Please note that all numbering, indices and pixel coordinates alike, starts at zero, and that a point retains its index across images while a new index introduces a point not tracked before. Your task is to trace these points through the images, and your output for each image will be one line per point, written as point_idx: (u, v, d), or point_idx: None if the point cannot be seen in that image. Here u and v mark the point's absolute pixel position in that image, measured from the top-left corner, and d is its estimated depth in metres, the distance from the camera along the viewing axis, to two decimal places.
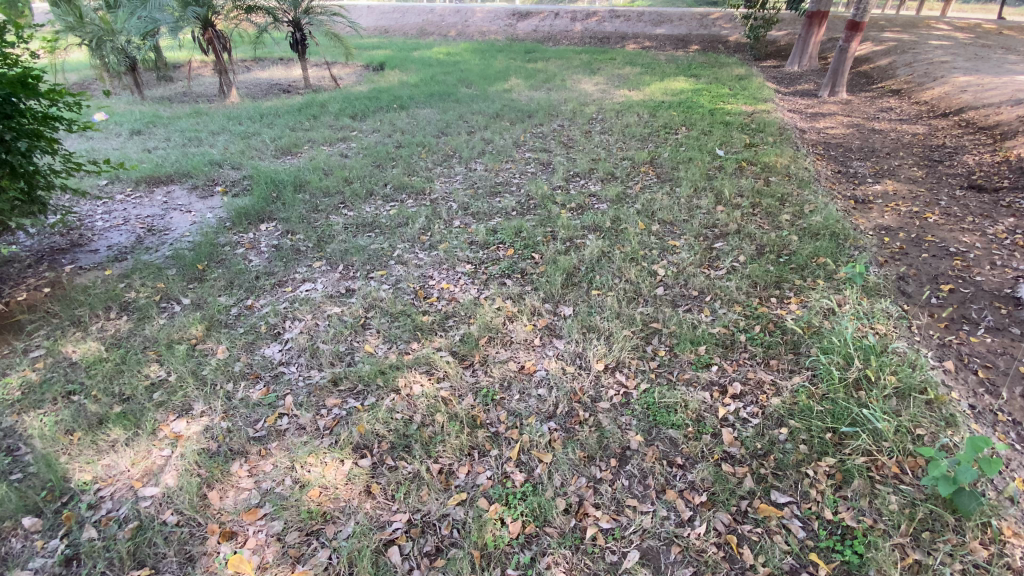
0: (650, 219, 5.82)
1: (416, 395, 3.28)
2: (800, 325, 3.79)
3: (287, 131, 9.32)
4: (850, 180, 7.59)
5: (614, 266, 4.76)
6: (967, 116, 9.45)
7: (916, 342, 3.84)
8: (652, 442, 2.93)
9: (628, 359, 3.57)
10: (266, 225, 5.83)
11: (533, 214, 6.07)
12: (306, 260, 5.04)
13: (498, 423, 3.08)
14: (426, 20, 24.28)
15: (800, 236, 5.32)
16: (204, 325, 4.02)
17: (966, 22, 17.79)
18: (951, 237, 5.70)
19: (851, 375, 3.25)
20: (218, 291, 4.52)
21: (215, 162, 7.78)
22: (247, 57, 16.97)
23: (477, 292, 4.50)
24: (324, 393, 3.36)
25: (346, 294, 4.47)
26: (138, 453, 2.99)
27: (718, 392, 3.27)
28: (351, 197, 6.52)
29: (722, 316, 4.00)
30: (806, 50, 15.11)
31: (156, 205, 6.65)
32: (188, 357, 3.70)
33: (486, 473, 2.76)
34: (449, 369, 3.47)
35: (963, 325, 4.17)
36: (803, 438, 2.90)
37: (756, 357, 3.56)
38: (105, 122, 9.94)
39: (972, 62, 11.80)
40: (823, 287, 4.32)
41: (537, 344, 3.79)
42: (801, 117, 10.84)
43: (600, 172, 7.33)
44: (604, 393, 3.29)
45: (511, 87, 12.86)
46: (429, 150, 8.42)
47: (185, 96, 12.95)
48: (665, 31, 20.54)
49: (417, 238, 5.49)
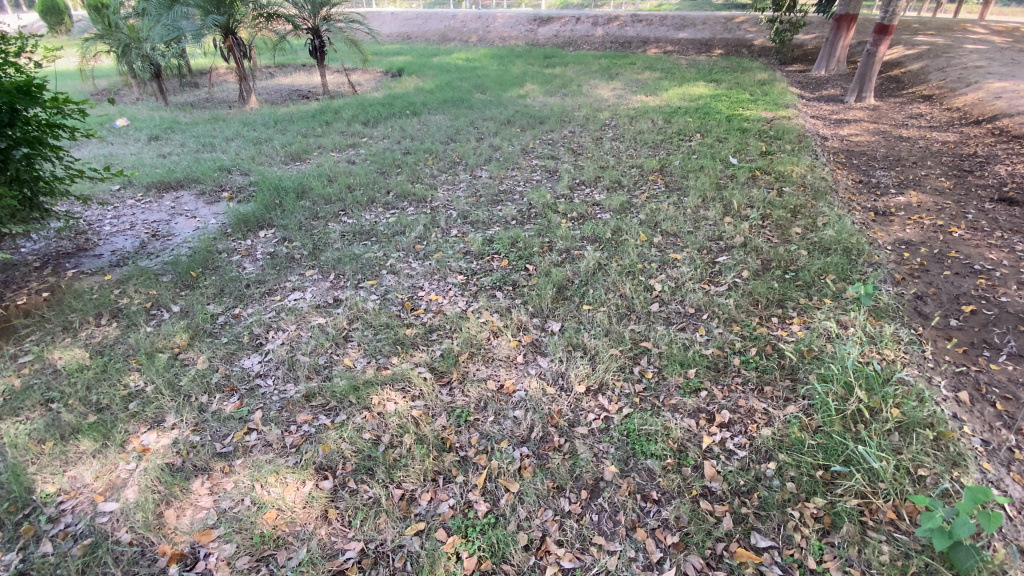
0: (653, 230, 5.62)
1: (388, 413, 3.18)
2: (800, 349, 3.57)
3: (298, 137, 9.41)
4: (872, 190, 7.22)
5: (609, 280, 4.59)
6: (1002, 123, 8.95)
7: (928, 370, 3.57)
8: (628, 473, 2.76)
9: (612, 381, 3.39)
10: (264, 232, 5.84)
11: (533, 224, 5.95)
12: (299, 269, 5.01)
13: (468, 447, 2.95)
14: (448, 26, 24.41)
15: (810, 251, 5.06)
16: (188, 334, 4.02)
17: (1005, 25, 16.97)
18: (977, 253, 5.35)
19: (849, 407, 3.02)
20: (207, 299, 4.52)
21: (224, 168, 7.88)
22: (270, 64, 17.36)
23: (465, 304, 4.39)
24: (296, 409, 3.30)
25: (332, 304, 4.41)
26: (104, 466, 2.97)
27: (705, 419, 3.08)
28: (352, 204, 6.49)
29: (717, 336, 3.81)
30: (834, 53, 14.66)
31: (164, 210, 6.75)
32: (168, 367, 3.69)
33: (449, 501, 2.65)
34: (425, 387, 3.37)
35: (983, 350, 3.87)
36: (791, 475, 2.69)
37: (748, 383, 3.34)
38: (126, 128, 10.23)
39: (1009, 67, 11.22)
40: (829, 307, 4.08)
41: (519, 361, 3.65)
42: (824, 123, 10.45)
43: (606, 180, 7.16)
44: (583, 417, 3.13)
45: (526, 93, 12.76)
46: (435, 156, 8.38)
47: (207, 101, 13.28)
48: (688, 35, 20.16)
49: (412, 247, 5.41)
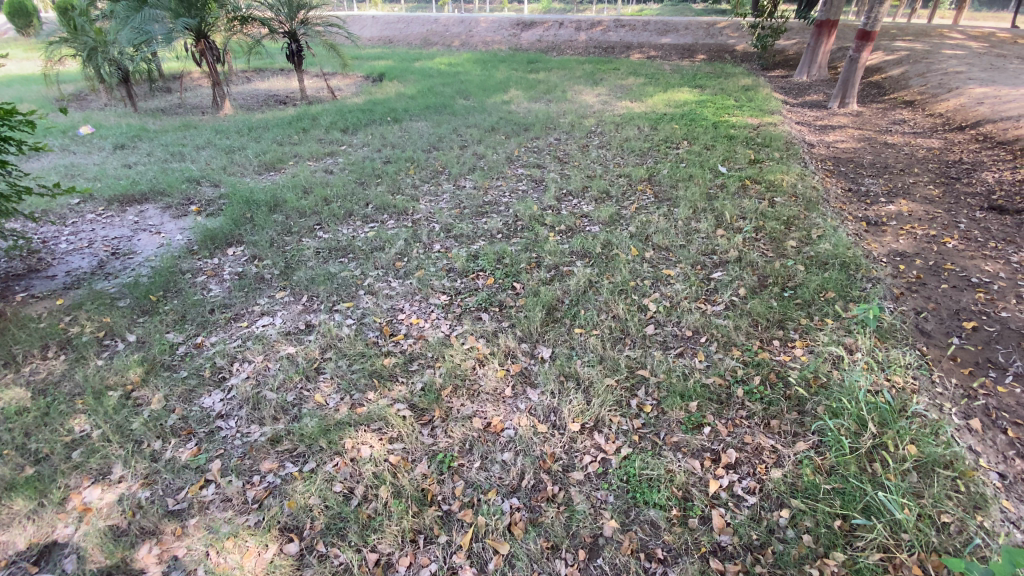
0: (644, 244, 5.40)
1: (363, 460, 2.88)
2: (806, 377, 3.35)
3: (273, 145, 9.03)
4: (861, 199, 7.12)
5: (600, 300, 4.35)
6: (985, 129, 8.96)
7: (937, 395, 3.37)
8: (629, 527, 2.50)
9: (608, 417, 3.13)
10: (233, 249, 5.48)
11: (519, 237, 5.70)
12: (268, 290, 4.67)
13: (451, 499, 2.67)
14: (430, 30, 24.09)
15: (807, 265, 4.88)
16: (143, 368, 3.67)
17: (980, 30, 17.22)
18: (973, 264, 5.23)
19: (863, 444, 2.81)
20: (167, 327, 4.16)
21: (192, 179, 7.47)
22: (246, 68, 16.87)
23: (448, 328, 4.10)
24: (260, 455, 2.98)
25: (304, 331, 4.08)
26: (39, 530, 2.62)
27: (709, 460, 2.84)
28: (329, 218, 6.15)
29: (718, 362, 3.58)
30: (815, 59, 14.66)
31: (126, 225, 6.34)
32: (119, 409, 3.34)
33: (430, 566, 2.36)
34: (403, 427, 3.07)
35: (989, 371, 3.70)
36: (807, 526, 2.46)
37: (754, 416, 3.11)
38: (91, 136, 9.73)
39: (988, 73, 11.32)
40: (832, 328, 3.88)
41: (508, 394, 3.37)
42: (809, 129, 10.39)
43: (594, 191, 6.94)
44: (577, 460, 2.86)
45: (510, 99, 12.52)
46: (417, 165, 8.08)
47: (180, 107, 12.80)
48: (671, 40, 20.15)
49: (392, 265, 5.10)
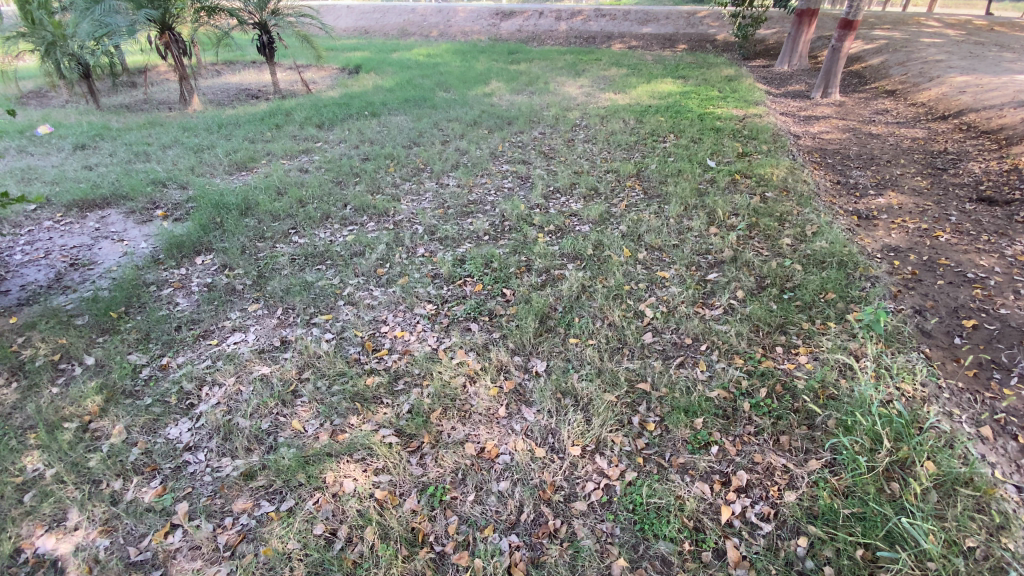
0: (636, 244, 5.22)
1: (347, 496, 2.66)
2: (814, 387, 3.20)
3: (244, 143, 8.61)
4: (850, 192, 7.04)
5: (595, 307, 4.15)
6: (968, 118, 8.96)
7: (946, 403, 3.25)
8: (638, 564, 2.33)
9: (610, 438, 2.94)
10: (202, 258, 5.12)
11: (507, 239, 5.46)
12: (240, 303, 4.37)
13: (444, 539, 2.46)
14: (407, 20, 23.48)
15: (804, 265, 4.74)
16: (103, 396, 3.36)
17: (955, 19, 17.33)
18: (967, 259, 5.15)
19: (880, 462, 2.66)
20: (129, 347, 3.84)
21: (158, 181, 7.05)
22: (216, 60, 16.19)
23: (435, 341, 3.86)
24: (233, 493, 2.73)
25: (279, 348, 3.81)
26: None
27: (719, 483, 2.67)
28: (305, 221, 5.82)
29: (721, 372, 3.40)
30: (796, 49, 14.60)
31: (86, 232, 5.94)
32: (76, 443, 3.04)
33: None
34: (389, 457, 2.84)
35: (993, 372, 3.59)
36: (828, 557, 2.31)
37: (762, 432, 2.95)
38: (49, 136, 9.17)
39: (967, 61, 11.36)
40: (835, 333, 3.75)
41: (501, 415, 3.15)
42: (794, 120, 10.31)
43: (582, 187, 6.73)
44: (579, 489, 2.67)
45: (491, 92, 12.21)
46: (397, 162, 7.77)
47: (145, 104, 12.20)
48: (652, 30, 19.95)
49: (373, 271, 4.82)
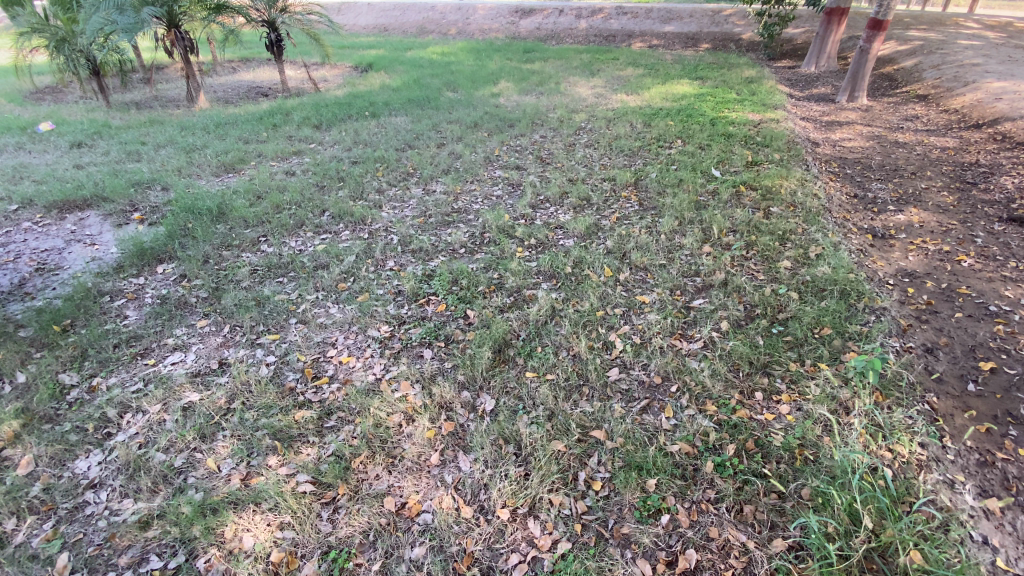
0: (620, 262, 4.82)
1: (243, 555, 2.42)
2: (790, 446, 2.81)
3: (236, 144, 8.45)
4: (868, 207, 6.47)
5: (560, 335, 3.79)
6: (1005, 127, 8.25)
7: (950, 467, 2.75)
8: None
9: (547, 498, 2.61)
10: (163, 266, 4.93)
11: (484, 253, 5.13)
12: (189, 319, 4.14)
13: None
14: (426, 17, 23.23)
15: (801, 293, 4.27)
16: (20, 420, 3.17)
17: (995, 19, 16.29)
18: (990, 289, 4.60)
19: (856, 550, 2.28)
20: (61, 366, 3.64)
21: (142, 183, 6.93)
22: (231, 57, 16.24)
23: (381, 369, 3.54)
24: (124, 544, 2.50)
25: (215, 372, 3.57)
26: None
27: (663, 563, 2.33)
28: (277, 228, 5.59)
29: (687, 422, 3.02)
30: (824, 49, 13.81)
31: (61, 235, 5.84)
32: None
33: None
34: (297, 511, 2.58)
35: (1009, 428, 3.05)
36: None
37: (723, 500, 2.58)
38: (50, 133, 9.21)
39: (1006, 66, 10.54)
40: (825, 378, 3.30)
41: (433, 464, 2.84)
42: (815, 126, 9.67)
43: (573, 197, 6.34)
44: (501, 561, 2.37)
45: (499, 92, 11.85)
46: (387, 166, 7.49)
47: (154, 101, 12.26)
48: (675, 28, 19.26)
49: (334, 286, 4.53)
